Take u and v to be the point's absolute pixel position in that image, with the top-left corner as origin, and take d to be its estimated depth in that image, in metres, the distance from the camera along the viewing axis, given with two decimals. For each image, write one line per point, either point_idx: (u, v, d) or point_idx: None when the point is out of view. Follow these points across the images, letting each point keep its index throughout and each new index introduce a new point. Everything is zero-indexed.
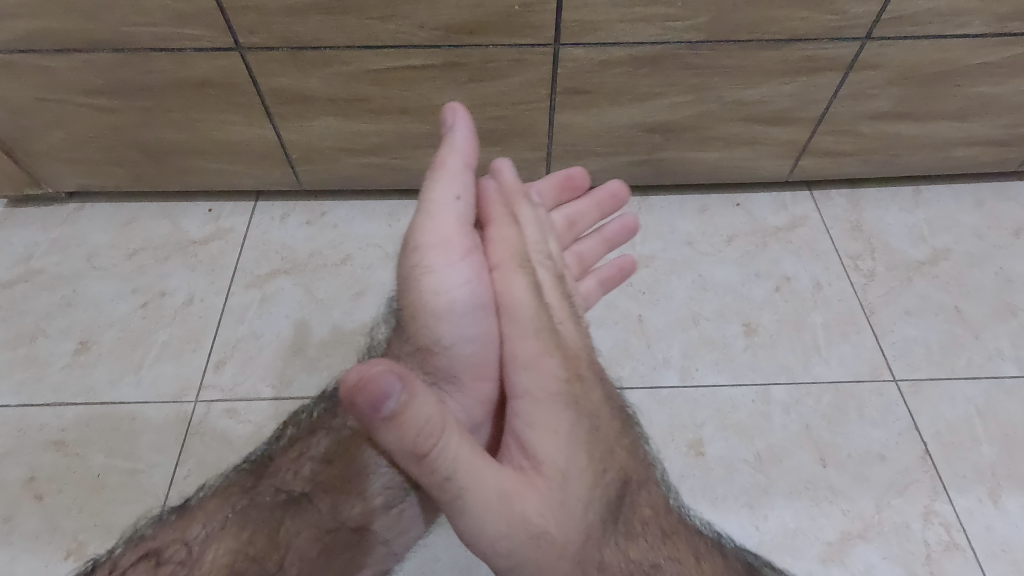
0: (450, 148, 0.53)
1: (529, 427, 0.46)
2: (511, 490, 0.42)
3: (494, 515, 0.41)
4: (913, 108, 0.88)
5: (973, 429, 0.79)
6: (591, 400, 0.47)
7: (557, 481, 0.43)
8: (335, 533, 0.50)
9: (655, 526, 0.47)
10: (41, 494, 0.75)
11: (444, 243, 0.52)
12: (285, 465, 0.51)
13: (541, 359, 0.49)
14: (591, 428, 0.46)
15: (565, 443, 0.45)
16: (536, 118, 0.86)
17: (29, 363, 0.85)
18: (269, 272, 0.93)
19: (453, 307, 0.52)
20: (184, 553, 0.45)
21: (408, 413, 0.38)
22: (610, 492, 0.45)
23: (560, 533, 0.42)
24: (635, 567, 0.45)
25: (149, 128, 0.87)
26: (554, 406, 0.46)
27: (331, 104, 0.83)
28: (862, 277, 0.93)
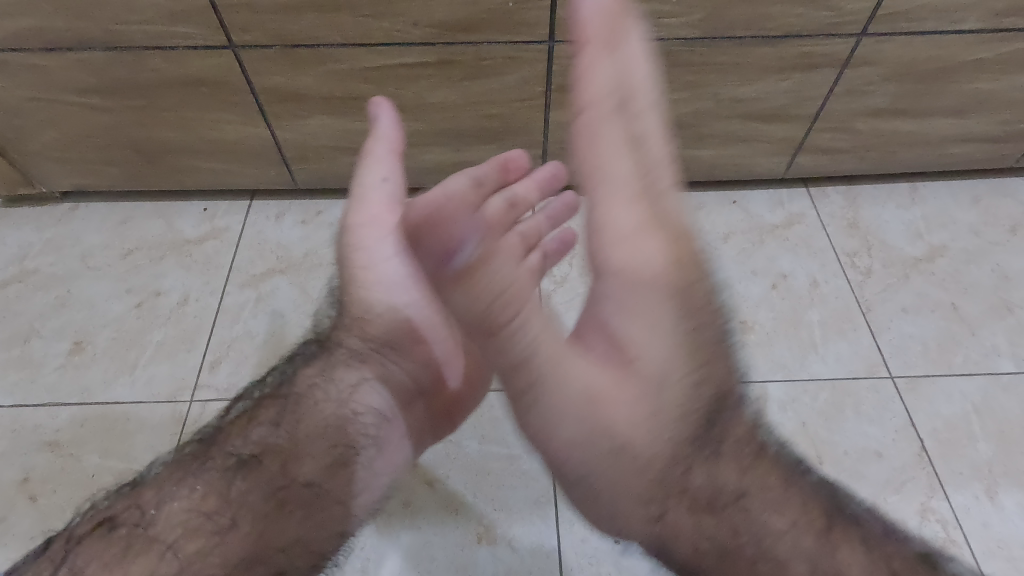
0: (376, 136, 0.56)
1: (617, 325, 0.48)
2: (597, 394, 0.47)
3: (577, 409, 0.47)
4: (910, 104, 0.87)
5: (970, 426, 0.79)
6: (690, 301, 0.47)
7: (650, 387, 0.47)
8: (287, 491, 0.51)
9: (747, 448, 0.48)
10: (35, 495, 0.75)
11: (372, 221, 0.57)
12: (235, 432, 0.54)
13: (637, 258, 0.47)
14: (689, 336, 0.47)
15: (660, 347, 0.47)
16: (532, 115, 0.85)
17: (23, 363, 0.85)
18: (265, 271, 0.93)
19: (384, 279, 0.58)
20: (137, 516, 0.49)
21: (481, 279, 0.47)
22: (699, 409, 0.47)
23: (642, 442, 0.47)
24: (721, 490, 0.46)
25: (142, 127, 0.86)
26: (653, 307, 0.47)
27: (326, 103, 0.83)
28: (859, 274, 0.93)
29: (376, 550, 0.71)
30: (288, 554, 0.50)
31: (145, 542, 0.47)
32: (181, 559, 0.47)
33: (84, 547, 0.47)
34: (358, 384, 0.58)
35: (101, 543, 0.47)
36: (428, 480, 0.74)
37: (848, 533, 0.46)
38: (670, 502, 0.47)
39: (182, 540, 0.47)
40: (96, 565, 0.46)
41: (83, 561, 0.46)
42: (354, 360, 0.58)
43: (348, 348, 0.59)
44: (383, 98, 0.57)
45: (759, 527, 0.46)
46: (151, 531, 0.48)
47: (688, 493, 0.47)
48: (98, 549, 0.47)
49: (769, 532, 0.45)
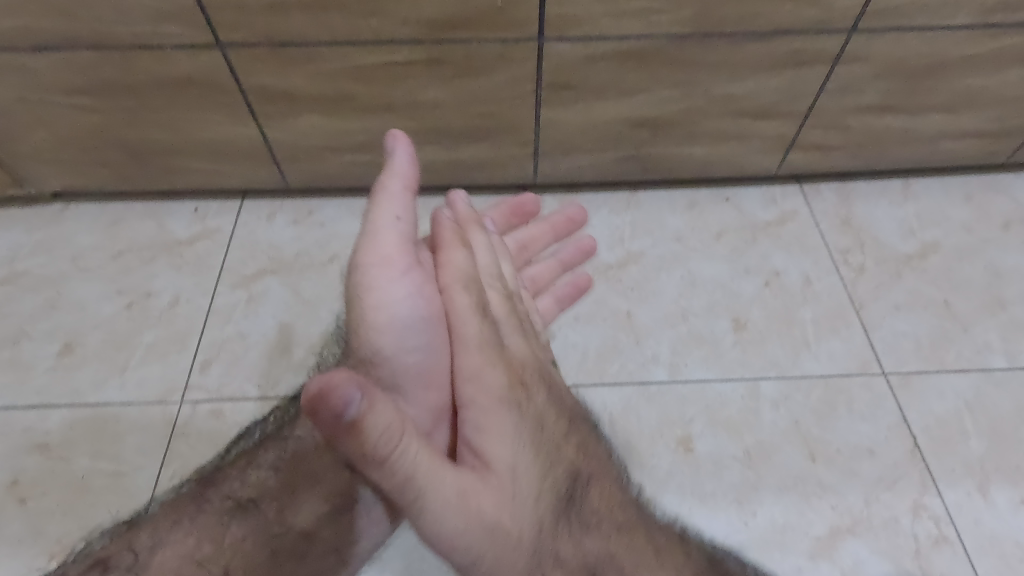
0: (389, 171, 0.50)
1: (478, 431, 0.47)
2: (468, 489, 0.42)
3: (454, 513, 0.41)
4: (901, 101, 0.87)
5: (962, 423, 0.79)
6: (535, 406, 0.50)
7: (508, 476, 0.44)
8: (281, 539, 0.53)
9: (610, 520, 0.48)
10: (24, 498, 0.75)
11: (384, 261, 0.51)
12: (234, 474, 0.54)
13: (484, 370, 0.51)
14: (538, 429, 0.49)
15: (511, 442, 0.46)
16: (523, 114, 0.85)
17: (12, 366, 0.85)
18: (256, 271, 0.92)
19: (394, 323, 0.51)
20: (132, 560, 0.48)
21: (369, 421, 0.37)
22: (559, 488, 0.47)
23: (512, 527, 0.43)
24: (591, 558, 0.46)
25: (132, 127, 0.86)
26: (499, 411, 0.48)
27: (315, 102, 0.82)
28: (851, 271, 0.93)
29: None
30: None
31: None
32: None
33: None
34: None
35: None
36: None
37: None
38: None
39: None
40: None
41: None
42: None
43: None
44: (399, 132, 0.50)
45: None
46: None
47: (561, 564, 0.45)
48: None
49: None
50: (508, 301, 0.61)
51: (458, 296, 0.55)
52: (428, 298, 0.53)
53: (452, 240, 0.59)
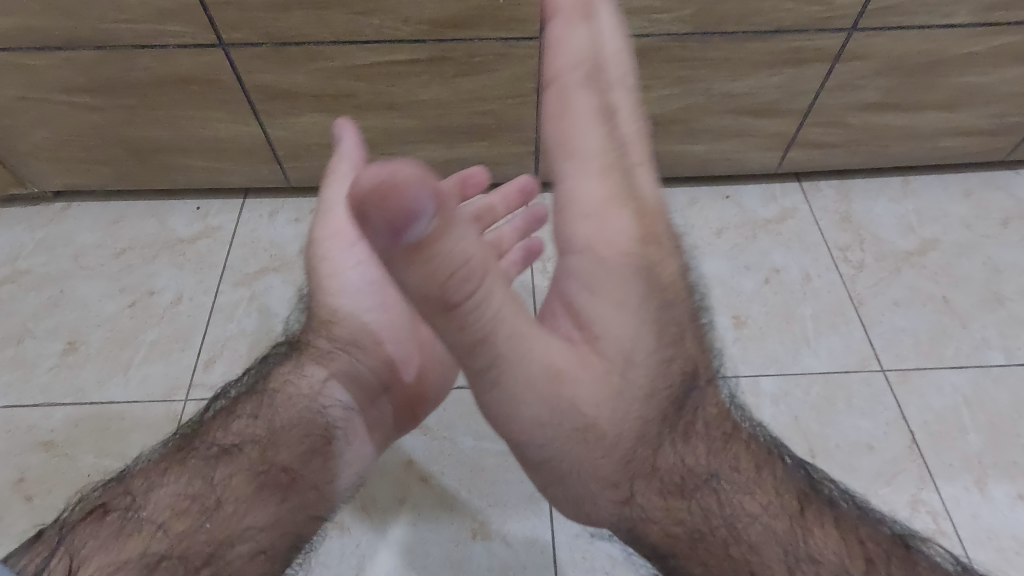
0: (340, 155, 0.56)
1: (587, 291, 0.42)
2: (567, 372, 0.40)
3: (541, 388, 0.40)
4: (901, 98, 0.88)
5: (960, 418, 0.80)
6: (664, 271, 0.43)
7: (620, 362, 0.42)
8: (266, 474, 0.51)
9: (712, 432, 0.46)
10: (30, 495, 0.75)
11: (335, 233, 0.58)
12: (216, 424, 0.53)
13: (608, 216, 0.41)
14: (664, 313, 0.43)
15: (633, 328, 0.42)
16: (524, 112, 0.85)
17: (16, 364, 0.85)
18: (258, 269, 0.93)
19: (346, 285, 0.59)
20: (128, 502, 0.48)
21: (440, 245, 0.28)
22: (671, 387, 0.44)
23: (606, 421, 0.42)
24: (687, 473, 0.45)
25: (133, 126, 0.86)
26: (623, 276, 0.41)
27: (317, 100, 0.82)
28: (850, 267, 0.93)
29: (372, 545, 0.71)
30: (272, 537, 0.50)
31: (133, 525, 0.46)
32: (171, 537, 0.46)
33: (75, 533, 0.45)
34: (325, 381, 0.58)
35: (91, 528, 0.46)
36: (424, 476, 0.75)
37: (827, 512, 0.44)
38: (636, 487, 0.45)
39: (172, 520, 0.47)
40: (91, 546, 0.45)
41: (76, 544, 0.45)
42: (321, 358, 0.59)
43: (319, 345, 0.59)
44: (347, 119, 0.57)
45: (729, 507, 0.44)
46: (138, 516, 0.47)
47: (656, 476, 0.45)
48: (90, 535, 0.45)
49: (742, 514, 0.44)
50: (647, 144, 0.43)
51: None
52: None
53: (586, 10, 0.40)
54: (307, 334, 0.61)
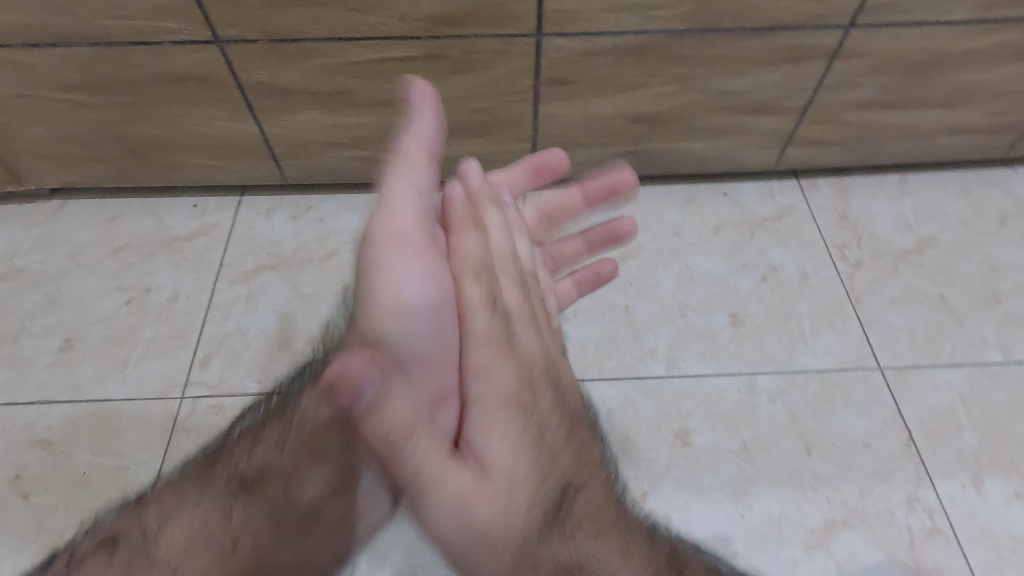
0: (412, 134, 0.49)
1: (479, 432, 0.42)
2: (467, 493, 0.39)
3: (445, 512, 0.39)
4: (899, 96, 0.88)
5: (957, 416, 0.80)
6: (542, 407, 0.44)
7: (506, 485, 0.40)
8: (287, 516, 0.51)
9: (591, 525, 0.42)
10: (26, 493, 0.75)
11: (394, 232, 0.49)
12: (241, 452, 0.52)
13: (495, 368, 0.45)
14: (541, 430, 0.43)
15: (506, 445, 0.41)
16: (522, 109, 0.85)
17: (13, 362, 0.85)
18: (255, 267, 0.92)
19: (403, 304, 0.47)
20: (142, 537, 0.48)
21: (385, 412, 0.36)
22: (551, 497, 0.41)
23: (505, 532, 0.39)
24: (570, 571, 0.40)
25: (130, 123, 0.86)
26: (503, 409, 0.43)
27: (315, 98, 0.82)
28: (848, 265, 0.93)
29: (368, 543, 0.71)
30: None
31: (146, 565, 0.47)
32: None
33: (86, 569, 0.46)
34: None
35: (103, 563, 0.47)
36: None
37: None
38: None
39: (182, 565, 0.47)
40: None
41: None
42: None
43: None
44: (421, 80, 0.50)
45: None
46: (154, 552, 0.47)
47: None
48: (102, 569, 0.46)
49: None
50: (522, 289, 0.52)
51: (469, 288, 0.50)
52: (438, 279, 0.49)
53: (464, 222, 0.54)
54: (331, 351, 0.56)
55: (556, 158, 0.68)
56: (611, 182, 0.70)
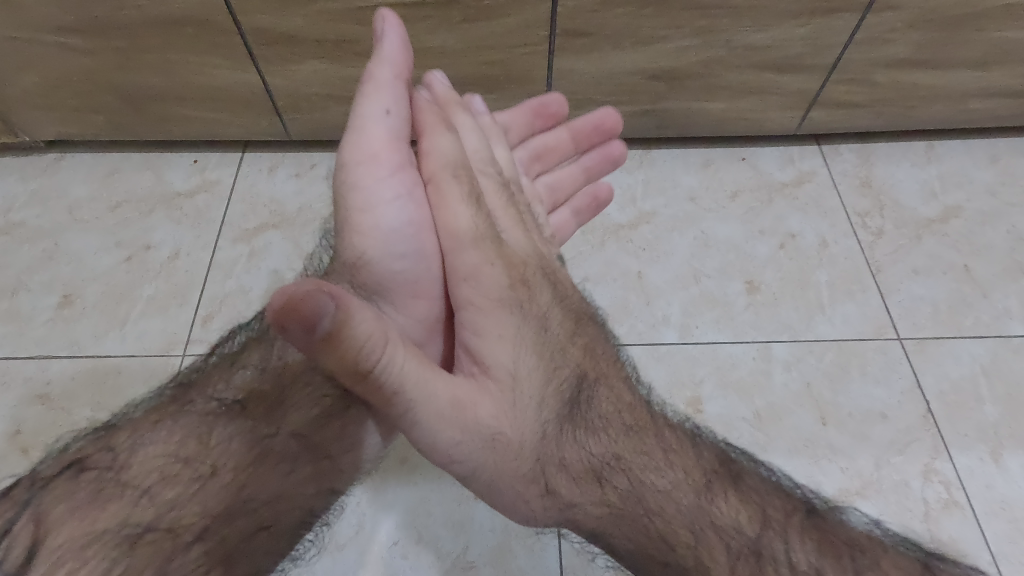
0: (380, 58, 0.51)
1: (476, 334, 0.47)
2: (463, 399, 0.44)
3: (449, 420, 0.43)
4: (931, 54, 0.83)
5: (977, 389, 0.77)
6: (539, 304, 0.50)
7: (508, 384, 0.45)
8: (272, 441, 0.49)
9: (620, 421, 0.49)
10: (26, 448, 0.74)
11: (373, 157, 0.51)
12: (219, 376, 0.50)
13: (482, 269, 0.49)
14: (543, 330, 0.49)
15: (518, 355, 0.46)
16: (535, 63, 0.81)
17: (10, 317, 0.83)
18: (258, 226, 0.90)
19: (380, 227, 0.51)
20: (111, 459, 0.44)
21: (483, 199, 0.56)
22: (563, 390, 0.47)
23: (514, 434, 0.45)
24: (596, 463, 0.47)
25: (126, 72, 0.83)
26: (497, 313, 0.47)
27: (318, 46, 0.78)
28: (870, 234, 0.90)
29: (372, 505, 0.70)
30: (276, 510, 0.49)
31: (114, 488, 0.43)
32: (158, 505, 0.43)
33: (45, 491, 0.42)
34: None
35: (66, 487, 0.42)
36: None
37: (735, 485, 0.49)
38: (553, 481, 0.47)
39: (159, 486, 0.44)
40: (63, 509, 0.41)
41: (44, 505, 0.41)
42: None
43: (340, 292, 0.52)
44: (436, 71, 0.63)
45: (644, 491, 0.47)
46: (123, 474, 0.44)
47: (566, 470, 0.47)
48: (62, 495, 0.42)
49: (662, 496, 0.47)
50: (504, 190, 0.59)
51: (447, 189, 0.53)
52: (417, 201, 0.52)
53: (433, 120, 0.55)
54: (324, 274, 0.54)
55: (555, 101, 0.71)
56: (598, 121, 0.73)
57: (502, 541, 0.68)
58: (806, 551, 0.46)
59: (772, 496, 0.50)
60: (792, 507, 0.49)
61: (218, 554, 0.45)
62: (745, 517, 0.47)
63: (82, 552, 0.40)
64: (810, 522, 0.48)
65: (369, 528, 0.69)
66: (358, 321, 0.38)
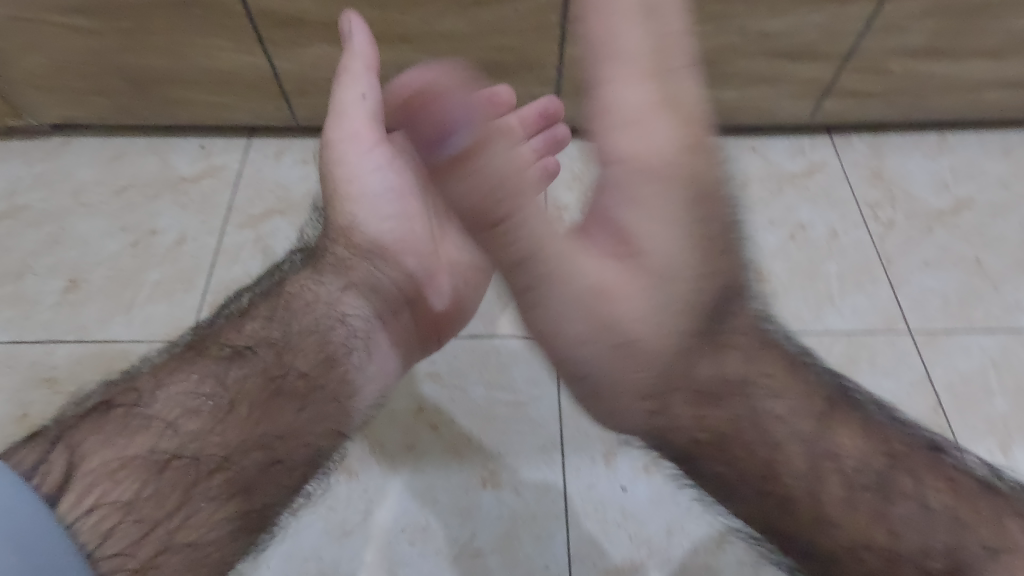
0: (351, 50, 0.53)
1: (625, 208, 0.42)
2: (608, 287, 0.41)
3: (585, 305, 0.41)
4: (948, 43, 0.82)
5: (987, 381, 0.77)
6: (716, 213, 0.42)
7: (659, 276, 0.41)
8: (283, 380, 0.49)
9: (751, 341, 0.44)
10: (33, 431, 0.74)
11: (353, 135, 0.56)
12: (228, 327, 0.52)
13: (648, 142, 0.40)
14: (703, 238, 0.41)
15: (677, 251, 0.41)
16: (545, 48, 0.80)
17: (16, 301, 0.83)
18: (264, 211, 0.89)
19: (365, 193, 0.58)
20: (134, 398, 0.45)
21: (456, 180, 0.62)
22: (707, 304, 0.42)
23: (655, 335, 0.42)
24: (714, 383, 0.43)
25: (132, 54, 0.82)
26: (657, 199, 0.41)
27: (327, 29, 0.78)
28: (880, 225, 0.89)
29: (378, 491, 0.70)
30: (290, 446, 0.48)
31: (140, 420, 0.44)
32: (182, 436, 0.44)
33: (76, 427, 0.43)
34: (344, 291, 0.57)
35: (94, 423, 0.43)
36: (432, 424, 0.74)
37: (859, 418, 0.44)
38: (671, 399, 0.44)
39: (182, 418, 0.44)
40: (94, 441, 0.42)
41: (77, 438, 0.42)
42: (337, 266, 0.58)
43: (337, 254, 0.59)
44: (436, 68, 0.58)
45: (761, 416, 0.43)
46: (145, 411, 0.44)
47: (687, 390, 0.43)
48: (93, 429, 0.43)
49: (777, 429, 0.42)
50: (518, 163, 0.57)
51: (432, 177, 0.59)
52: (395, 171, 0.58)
53: None
54: (324, 244, 0.61)
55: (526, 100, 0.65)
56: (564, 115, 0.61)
57: (510, 527, 0.68)
58: (937, 488, 0.41)
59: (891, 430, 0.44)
60: (914, 442, 0.43)
61: (237, 484, 0.44)
62: (866, 452, 0.42)
63: (114, 476, 0.41)
64: (934, 458, 0.43)
65: (375, 513, 0.69)
66: (489, 155, 0.40)
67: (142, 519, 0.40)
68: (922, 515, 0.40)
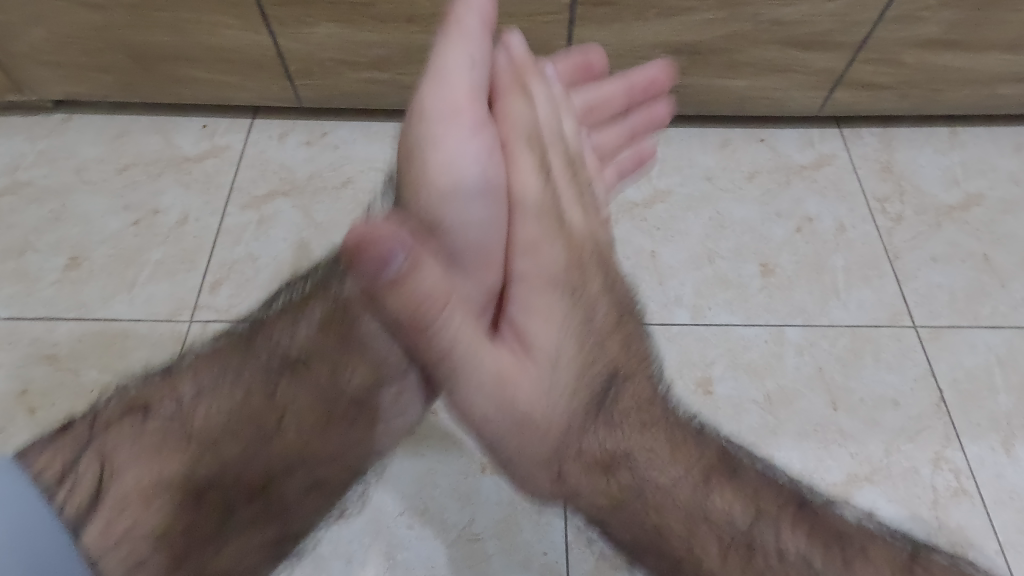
0: (467, 8, 0.48)
1: (523, 309, 0.47)
2: (505, 373, 0.43)
3: (489, 390, 0.43)
4: (963, 35, 0.81)
5: (991, 379, 0.77)
6: (590, 291, 0.48)
7: (550, 363, 0.44)
8: (335, 404, 0.48)
9: (635, 415, 0.46)
10: (33, 407, 0.74)
11: (452, 112, 0.48)
12: (281, 329, 0.48)
13: (542, 243, 0.50)
14: (587, 317, 0.46)
15: (558, 338, 0.45)
16: (555, 31, 0.79)
17: (18, 277, 0.82)
18: (268, 193, 0.89)
19: (460, 184, 0.48)
20: (174, 409, 0.42)
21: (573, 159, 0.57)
22: (596, 383, 0.45)
23: (546, 416, 0.44)
24: (608, 453, 0.45)
25: (137, 30, 0.81)
26: (549, 292, 0.47)
27: (333, 8, 0.76)
28: (888, 219, 0.88)
29: (378, 475, 0.70)
30: (329, 471, 0.47)
31: (180, 437, 0.41)
32: (223, 462, 0.42)
33: (109, 430, 0.41)
34: None
35: (130, 429, 0.41)
36: (433, 409, 0.73)
37: (741, 479, 0.46)
38: (565, 468, 0.45)
39: (225, 440, 0.42)
40: (128, 452, 0.40)
41: (109, 445, 0.40)
42: None
43: None
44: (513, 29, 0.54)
45: (644, 485, 0.44)
46: (189, 423, 0.42)
47: (581, 457, 0.44)
48: (130, 437, 0.41)
49: (666, 490, 0.44)
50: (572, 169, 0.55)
51: (520, 155, 0.52)
52: (493, 162, 0.50)
53: (512, 87, 0.52)
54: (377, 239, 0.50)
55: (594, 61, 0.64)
56: (649, 78, 0.65)
57: (508, 514, 0.68)
58: (797, 538, 0.43)
59: (767, 488, 0.46)
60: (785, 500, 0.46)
61: (276, 509, 0.45)
62: (696, 462, 0.46)
63: (149, 498, 0.39)
64: (801, 514, 0.45)
65: (375, 497, 0.69)
66: (425, 277, 0.39)
67: (178, 543, 0.40)
68: (778, 561, 0.42)
